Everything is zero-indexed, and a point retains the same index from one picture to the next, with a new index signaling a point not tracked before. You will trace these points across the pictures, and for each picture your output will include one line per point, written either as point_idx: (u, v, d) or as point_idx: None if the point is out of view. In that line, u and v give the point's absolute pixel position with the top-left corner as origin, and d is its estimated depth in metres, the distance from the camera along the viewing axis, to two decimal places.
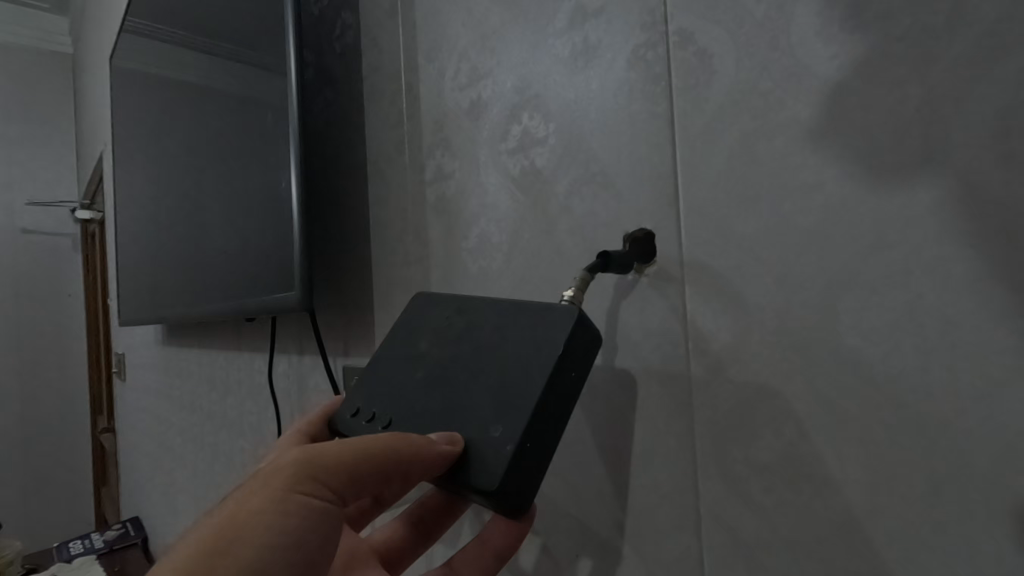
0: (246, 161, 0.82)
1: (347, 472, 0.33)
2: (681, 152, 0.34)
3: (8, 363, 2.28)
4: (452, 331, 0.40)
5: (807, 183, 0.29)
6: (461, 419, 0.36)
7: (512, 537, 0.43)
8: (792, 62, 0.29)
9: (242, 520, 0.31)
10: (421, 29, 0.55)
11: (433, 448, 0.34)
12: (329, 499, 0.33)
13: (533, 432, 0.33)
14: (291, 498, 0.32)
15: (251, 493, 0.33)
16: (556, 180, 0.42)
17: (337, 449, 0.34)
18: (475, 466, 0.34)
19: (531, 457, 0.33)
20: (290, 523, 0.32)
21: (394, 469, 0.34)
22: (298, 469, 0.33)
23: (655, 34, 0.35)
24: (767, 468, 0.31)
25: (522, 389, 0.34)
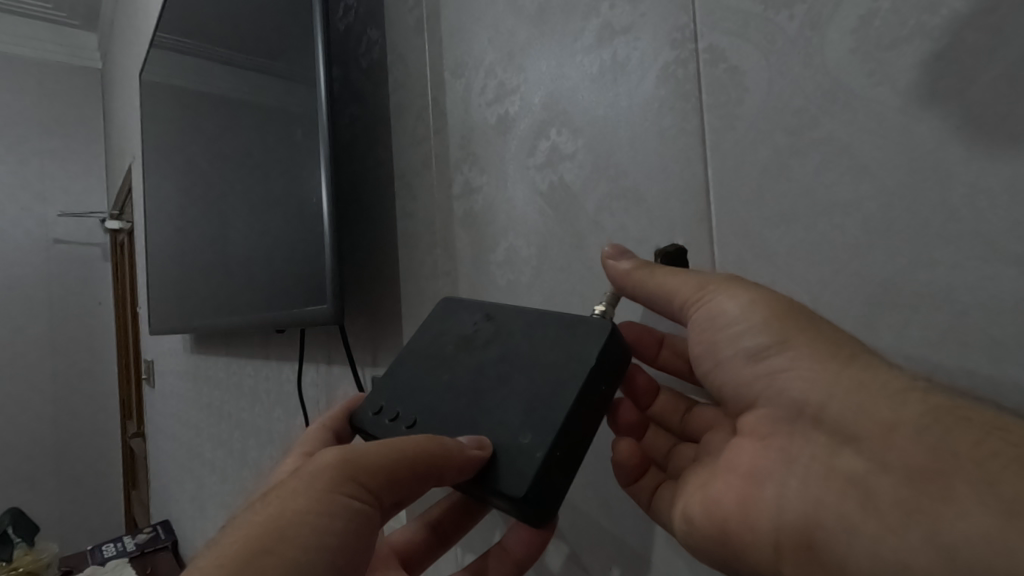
0: (272, 174, 0.84)
1: (383, 475, 0.34)
2: (713, 169, 0.34)
3: (42, 369, 2.34)
4: (479, 339, 0.41)
5: (844, 200, 0.29)
6: (489, 426, 0.37)
7: (534, 546, 0.45)
8: (828, 79, 0.30)
9: (287, 522, 0.32)
10: (448, 46, 0.55)
11: (465, 454, 0.34)
12: (367, 500, 0.34)
13: (563, 440, 0.33)
14: (332, 500, 0.33)
15: (293, 492, 0.33)
16: (586, 194, 0.42)
17: (374, 452, 0.35)
18: (503, 471, 0.34)
19: (561, 464, 0.33)
20: (332, 524, 0.33)
21: (428, 474, 0.34)
22: (337, 471, 0.34)
23: (684, 52, 0.36)
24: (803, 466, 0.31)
25: (552, 397, 0.35)
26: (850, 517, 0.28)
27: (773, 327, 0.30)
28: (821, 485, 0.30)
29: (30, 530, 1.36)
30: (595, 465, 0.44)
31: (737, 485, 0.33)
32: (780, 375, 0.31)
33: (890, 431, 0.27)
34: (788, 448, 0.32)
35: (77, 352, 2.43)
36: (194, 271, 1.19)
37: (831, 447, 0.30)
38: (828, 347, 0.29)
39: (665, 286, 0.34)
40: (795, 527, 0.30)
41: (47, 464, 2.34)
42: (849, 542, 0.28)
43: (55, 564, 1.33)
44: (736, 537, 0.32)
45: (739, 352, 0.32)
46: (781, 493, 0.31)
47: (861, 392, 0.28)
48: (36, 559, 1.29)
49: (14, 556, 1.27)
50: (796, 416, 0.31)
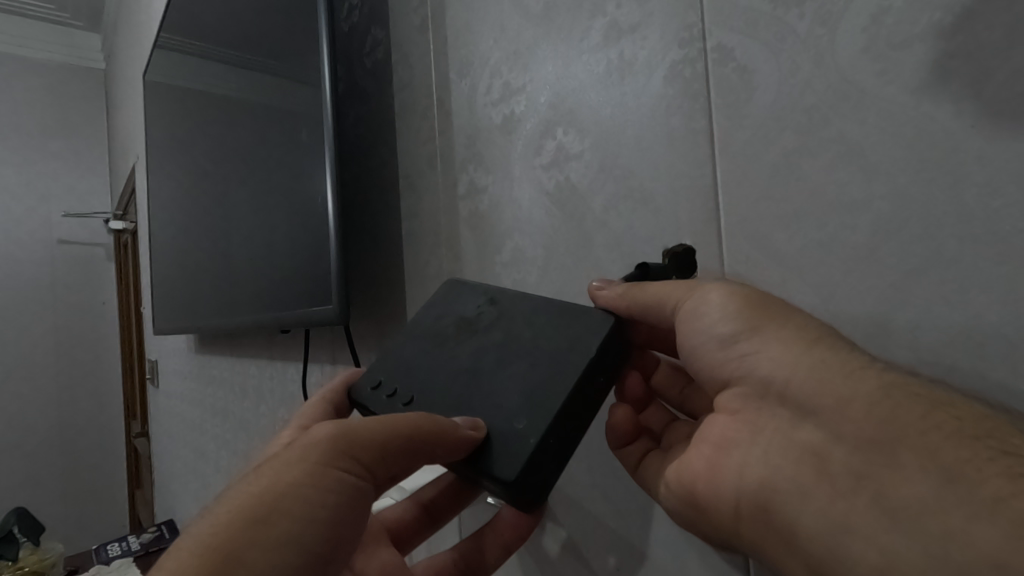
0: (276, 174, 0.84)
1: (378, 450, 0.34)
2: (721, 169, 0.34)
3: (46, 369, 2.35)
4: (481, 322, 0.41)
5: (856, 200, 0.29)
6: (483, 409, 0.36)
7: (520, 530, 0.45)
8: (838, 79, 0.29)
9: (281, 494, 0.32)
10: (453, 46, 0.55)
11: (458, 433, 0.33)
12: (362, 474, 0.34)
13: (556, 427, 0.33)
14: (326, 473, 0.33)
15: (286, 463, 0.33)
16: (593, 193, 0.42)
17: (368, 427, 0.34)
18: (496, 455, 0.33)
19: (554, 451, 0.32)
20: (326, 496, 0.33)
21: (420, 449, 0.33)
22: (332, 445, 0.33)
23: (693, 51, 0.35)
24: (773, 445, 0.30)
25: (550, 387, 0.34)
26: (805, 486, 0.29)
27: (743, 316, 0.30)
28: (781, 456, 0.30)
29: (36, 530, 1.36)
30: (601, 462, 0.43)
31: (705, 455, 0.34)
32: (748, 358, 0.31)
33: (846, 406, 0.27)
34: (755, 422, 0.32)
35: (82, 352, 2.43)
36: (198, 270, 1.19)
37: (792, 420, 0.30)
38: (794, 327, 0.29)
39: (656, 296, 0.34)
40: (753, 496, 0.31)
41: (51, 464, 2.35)
42: (801, 509, 0.28)
43: (61, 564, 1.33)
44: (700, 503, 0.33)
45: (711, 336, 0.32)
46: (744, 463, 0.32)
47: (820, 371, 0.28)
48: (41, 558, 1.29)
49: (20, 555, 1.28)
50: (762, 393, 0.31)
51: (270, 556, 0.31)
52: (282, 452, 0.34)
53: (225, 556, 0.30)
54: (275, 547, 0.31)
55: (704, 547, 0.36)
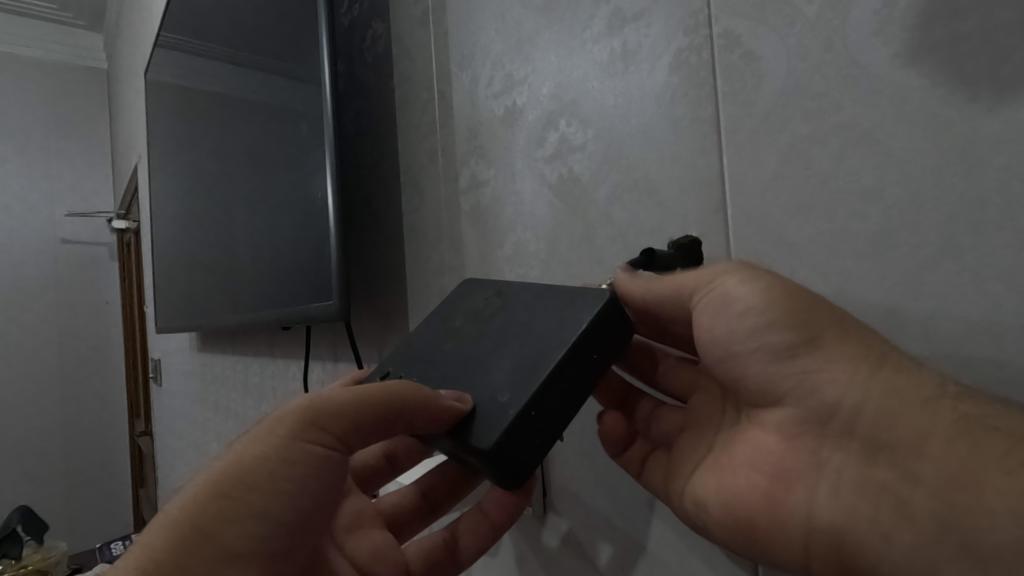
0: (277, 170, 0.83)
1: (348, 421, 0.34)
2: (727, 159, 0.33)
3: (49, 368, 2.36)
4: (484, 311, 0.40)
5: (867, 188, 0.28)
6: (473, 386, 0.35)
7: (509, 512, 0.44)
8: (848, 64, 0.29)
9: (248, 467, 0.33)
10: (453, 38, 0.55)
11: (440, 403, 0.33)
12: (333, 445, 0.34)
13: (539, 399, 0.31)
14: (292, 446, 0.33)
15: (256, 439, 0.34)
16: (596, 186, 0.41)
17: (337, 398, 0.34)
18: (476, 427, 0.32)
19: (536, 424, 0.31)
20: (292, 469, 0.34)
21: (395, 419, 0.33)
22: (300, 419, 0.34)
23: (698, 38, 0.35)
24: (848, 481, 0.29)
25: (539, 359, 0.33)
26: (886, 528, 0.27)
27: (798, 325, 0.29)
28: (854, 492, 0.28)
29: (39, 529, 1.36)
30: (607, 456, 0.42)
31: (761, 484, 0.32)
32: (806, 377, 0.30)
33: (923, 440, 0.26)
34: (817, 452, 0.30)
35: (85, 351, 2.44)
36: (200, 268, 1.19)
37: (863, 454, 0.28)
38: (858, 347, 0.28)
39: (671, 286, 0.33)
40: (826, 535, 0.29)
41: (55, 462, 2.35)
42: (882, 550, 0.27)
43: (64, 563, 1.33)
44: (760, 540, 0.31)
45: (764, 348, 0.30)
46: (810, 497, 0.30)
47: (891, 398, 0.27)
48: (44, 557, 1.29)
49: (23, 554, 1.27)
50: (826, 418, 0.29)
51: (237, 527, 0.33)
52: (258, 425, 0.35)
53: (196, 530, 0.32)
54: (242, 519, 0.33)
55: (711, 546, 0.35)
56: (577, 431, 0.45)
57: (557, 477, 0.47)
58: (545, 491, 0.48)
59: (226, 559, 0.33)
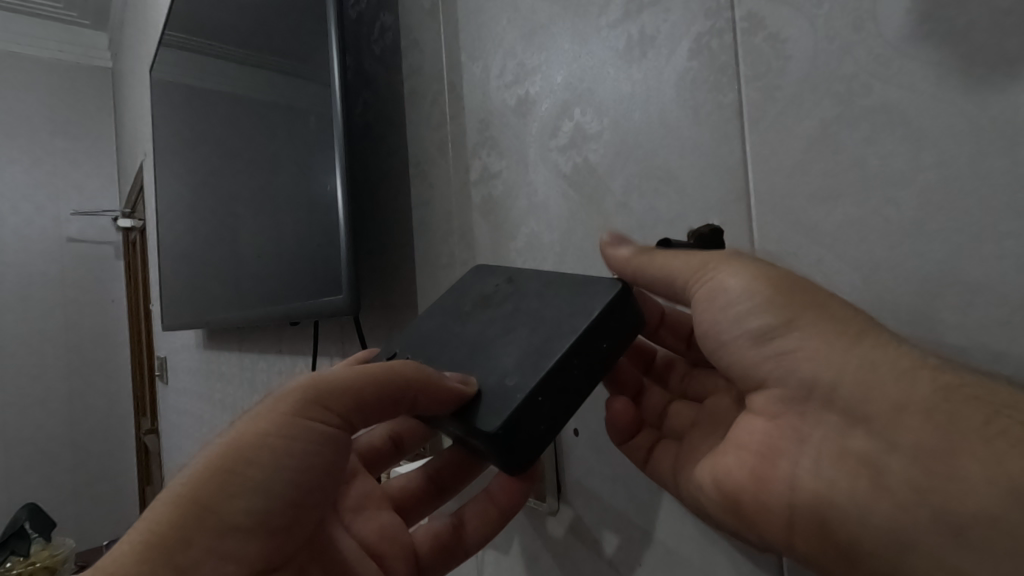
0: (282, 164, 0.83)
1: (351, 398, 0.33)
2: (751, 146, 0.33)
3: (56, 366, 2.36)
4: (495, 298, 0.39)
5: (901, 172, 0.27)
6: (480, 368, 0.34)
7: (517, 495, 0.43)
8: (880, 44, 0.28)
9: (248, 444, 0.32)
10: (463, 28, 0.54)
11: (445, 384, 0.32)
12: (335, 424, 0.33)
13: (547, 385, 0.31)
14: (294, 423, 0.32)
15: (257, 415, 0.33)
16: (612, 174, 0.41)
17: (342, 376, 0.33)
18: (482, 410, 0.31)
19: (544, 411, 0.30)
20: (294, 445, 0.32)
21: (400, 397, 0.33)
22: (303, 395, 0.33)
23: (719, 21, 0.34)
24: (827, 457, 0.28)
25: (549, 346, 0.32)
26: (864, 501, 0.27)
27: (778, 306, 0.28)
28: (834, 466, 0.28)
29: (47, 526, 1.36)
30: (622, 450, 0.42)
31: (748, 463, 0.32)
32: (785, 357, 0.29)
33: (901, 412, 0.25)
34: (799, 429, 0.30)
35: (91, 349, 2.44)
36: (206, 264, 1.18)
37: (841, 427, 0.28)
38: (836, 321, 0.27)
39: (664, 268, 0.32)
40: (807, 507, 0.29)
41: (62, 460, 2.36)
42: (860, 523, 0.27)
43: (72, 560, 1.33)
44: (748, 518, 0.31)
45: (744, 334, 0.30)
46: (793, 473, 0.30)
47: (866, 373, 0.26)
48: (53, 554, 1.29)
49: (31, 551, 1.27)
50: (806, 396, 0.29)
51: (237, 501, 0.31)
52: (258, 404, 0.34)
53: (195, 503, 0.31)
54: (243, 493, 0.31)
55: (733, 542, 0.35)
56: (591, 423, 0.44)
57: (571, 472, 0.46)
58: (559, 484, 0.47)
59: (225, 534, 0.31)
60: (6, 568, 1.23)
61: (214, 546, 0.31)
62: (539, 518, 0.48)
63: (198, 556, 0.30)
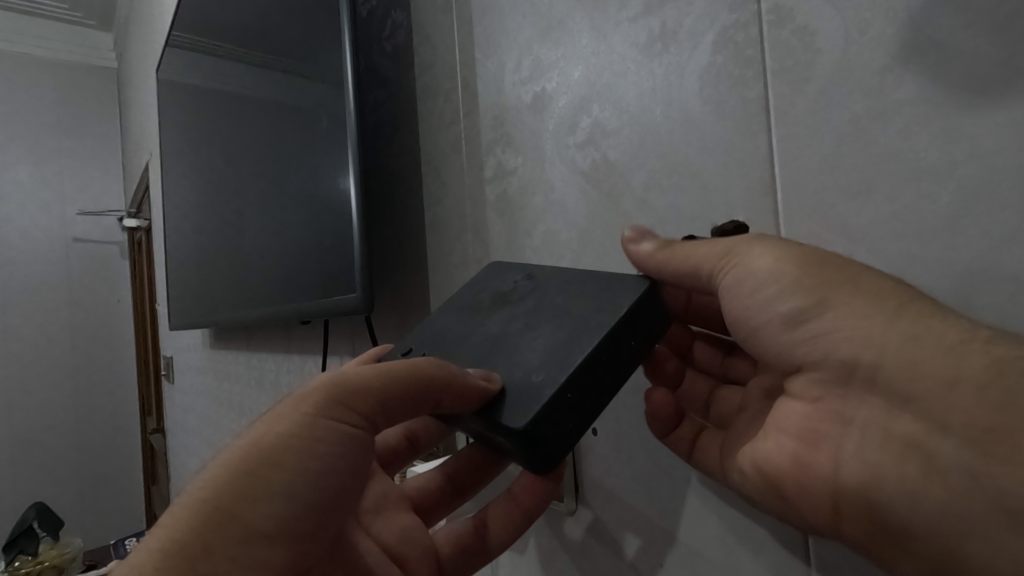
0: (290, 162, 0.82)
1: (375, 398, 0.33)
2: (777, 141, 0.32)
3: (62, 366, 2.37)
4: (514, 295, 0.39)
5: (935, 166, 0.27)
6: (503, 365, 0.34)
7: (540, 498, 0.43)
8: (915, 35, 0.27)
9: (272, 446, 0.31)
10: (477, 24, 0.53)
11: (469, 382, 0.32)
12: (358, 424, 0.33)
13: (576, 381, 0.30)
14: (318, 423, 0.32)
15: (279, 416, 0.32)
16: (632, 170, 0.40)
17: (365, 375, 0.33)
18: (506, 408, 0.31)
19: (572, 406, 0.30)
20: (319, 446, 0.32)
21: (423, 396, 0.33)
22: (327, 395, 0.32)
23: (746, 14, 0.33)
24: (877, 442, 0.28)
25: (573, 343, 0.32)
26: (914, 486, 0.26)
27: (810, 288, 0.28)
28: (880, 450, 0.28)
29: (56, 526, 1.36)
30: (644, 449, 0.41)
31: (789, 447, 0.32)
32: (822, 339, 0.29)
33: (949, 390, 0.25)
34: (842, 411, 0.29)
35: (97, 349, 2.44)
36: (214, 264, 1.18)
37: (887, 410, 0.27)
38: (874, 297, 0.27)
39: (689, 261, 0.32)
40: (853, 491, 0.28)
41: (68, 459, 2.36)
42: (912, 507, 0.26)
43: (79, 559, 1.33)
44: (789, 500, 0.31)
45: (776, 319, 0.30)
46: (837, 456, 0.30)
47: (909, 348, 0.26)
48: (61, 553, 1.29)
49: (40, 549, 1.27)
50: (845, 377, 0.29)
51: (263, 506, 0.31)
52: (279, 404, 0.34)
53: (218, 509, 0.30)
54: (267, 498, 0.31)
55: (760, 541, 0.34)
56: (610, 422, 0.44)
57: (590, 471, 0.45)
58: (577, 485, 0.46)
59: (251, 541, 0.30)
60: (15, 567, 1.23)
61: (240, 555, 0.30)
62: (556, 517, 0.48)
63: (222, 563, 0.29)
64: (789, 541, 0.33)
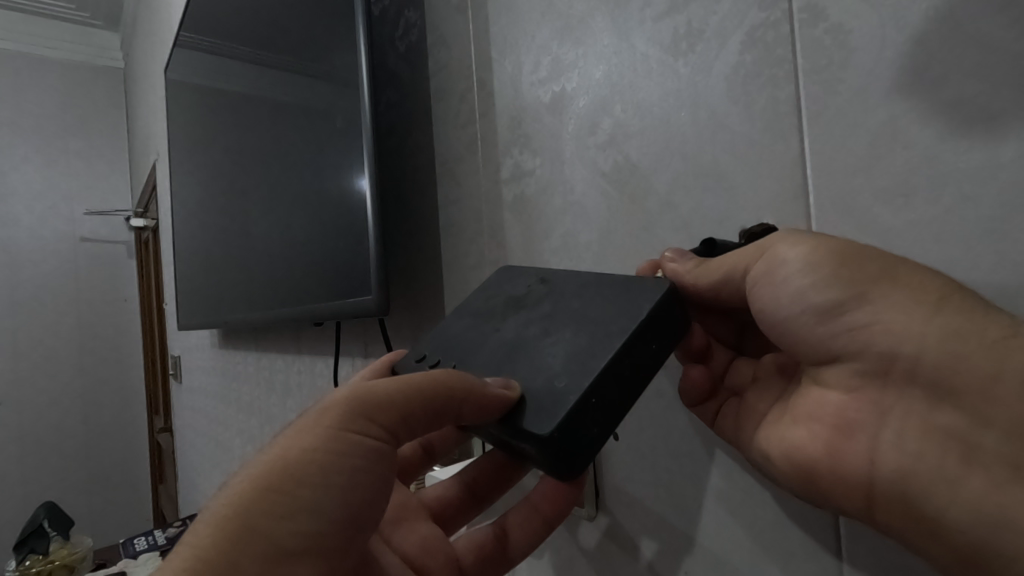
0: (299, 163, 0.82)
1: (397, 411, 0.32)
2: (810, 144, 0.31)
3: (70, 365, 2.38)
4: (530, 300, 0.38)
5: (980, 168, 0.26)
6: (523, 370, 0.33)
7: (561, 505, 0.42)
8: (957, 33, 0.26)
9: (294, 462, 0.31)
10: (494, 23, 0.53)
11: (488, 392, 0.31)
12: (382, 437, 0.32)
13: (600, 386, 0.30)
14: (341, 437, 0.31)
15: (300, 431, 0.32)
16: (657, 172, 0.39)
17: (386, 388, 0.32)
18: (527, 415, 0.30)
19: (597, 413, 0.29)
20: (343, 462, 0.31)
21: (445, 409, 0.32)
22: (348, 408, 0.32)
23: (776, 12, 0.32)
24: (921, 434, 0.27)
25: (595, 347, 0.31)
26: (953, 475, 0.26)
27: (845, 280, 0.27)
28: (919, 440, 0.27)
29: (65, 525, 1.36)
30: (666, 456, 0.40)
31: (821, 436, 0.31)
32: (862, 331, 0.28)
33: (992, 384, 0.25)
34: (881, 401, 0.29)
35: (104, 349, 2.45)
36: (222, 265, 1.18)
37: (927, 401, 0.27)
38: (913, 289, 0.26)
39: (724, 266, 0.32)
40: (889, 481, 0.28)
41: (76, 458, 2.37)
42: (951, 497, 0.26)
43: (89, 559, 1.33)
44: (821, 491, 0.30)
45: (809, 312, 0.29)
46: (873, 446, 0.29)
47: (952, 342, 0.25)
48: (71, 553, 1.29)
49: (50, 549, 1.27)
50: (884, 368, 0.28)
51: (287, 523, 0.30)
52: (299, 418, 0.33)
53: (244, 526, 0.30)
54: (294, 515, 0.30)
55: (790, 549, 0.33)
56: (631, 429, 0.43)
57: (609, 479, 0.45)
58: (598, 490, 0.46)
59: (276, 561, 0.30)
60: (25, 567, 1.23)
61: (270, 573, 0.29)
62: (574, 524, 0.48)
63: None
64: (823, 552, 0.32)
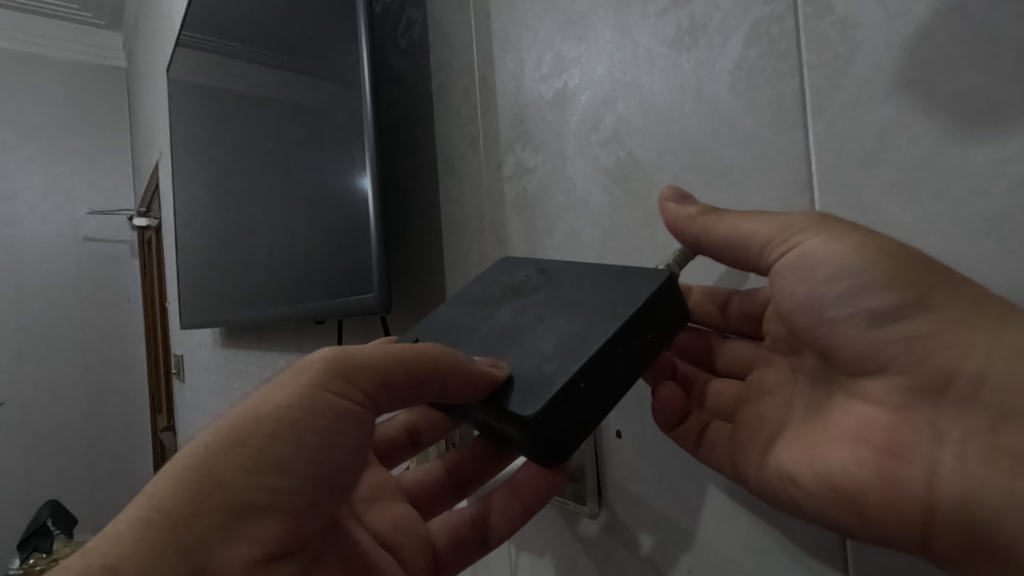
0: (300, 161, 0.82)
1: (378, 375, 0.32)
2: (814, 137, 0.31)
3: (73, 364, 2.38)
4: (527, 289, 0.38)
5: (986, 161, 0.26)
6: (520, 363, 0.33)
7: (543, 493, 0.42)
8: (964, 25, 0.26)
9: (266, 416, 0.30)
10: (495, 19, 0.52)
11: (473, 369, 0.31)
12: (359, 401, 0.32)
13: (589, 371, 0.29)
14: (319, 396, 0.31)
15: (277, 386, 0.32)
16: (659, 168, 0.39)
17: (368, 352, 0.32)
18: (513, 395, 0.30)
19: (584, 397, 0.29)
20: (316, 420, 0.31)
21: (427, 380, 0.32)
22: (328, 367, 0.32)
23: (781, 6, 0.32)
24: (983, 456, 0.26)
25: (588, 332, 0.31)
26: (1022, 499, 0.24)
27: (903, 285, 0.27)
28: (984, 463, 0.26)
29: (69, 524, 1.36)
30: (668, 451, 0.40)
31: (866, 457, 0.29)
32: (918, 341, 0.27)
33: None
34: (936, 422, 0.27)
35: (107, 348, 2.46)
36: (224, 264, 1.18)
37: (990, 421, 0.26)
38: (975, 303, 0.26)
39: (736, 230, 0.32)
40: (950, 506, 0.26)
41: (80, 457, 2.38)
42: (1023, 526, 0.24)
43: None
44: (869, 516, 0.28)
45: (863, 314, 0.28)
46: (930, 469, 0.27)
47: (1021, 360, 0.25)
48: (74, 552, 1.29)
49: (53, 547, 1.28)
50: (942, 386, 0.27)
51: (253, 478, 0.30)
52: (278, 375, 0.33)
53: (206, 477, 0.29)
54: (261, 469, 0.30)
55: (795, 547, 0.33)
56: (633, 423, 0.43)
57: (612, 476, 0.45)
58: (599, 487, 0.45)
59: (242, 513, 0.30)
60: (29, 565, 1.24)
61: (231, 525, 0.29)
62: (571, 516, 0.48)
63: (209, 532, 0.29)
64: (828, 550, 0.32)
